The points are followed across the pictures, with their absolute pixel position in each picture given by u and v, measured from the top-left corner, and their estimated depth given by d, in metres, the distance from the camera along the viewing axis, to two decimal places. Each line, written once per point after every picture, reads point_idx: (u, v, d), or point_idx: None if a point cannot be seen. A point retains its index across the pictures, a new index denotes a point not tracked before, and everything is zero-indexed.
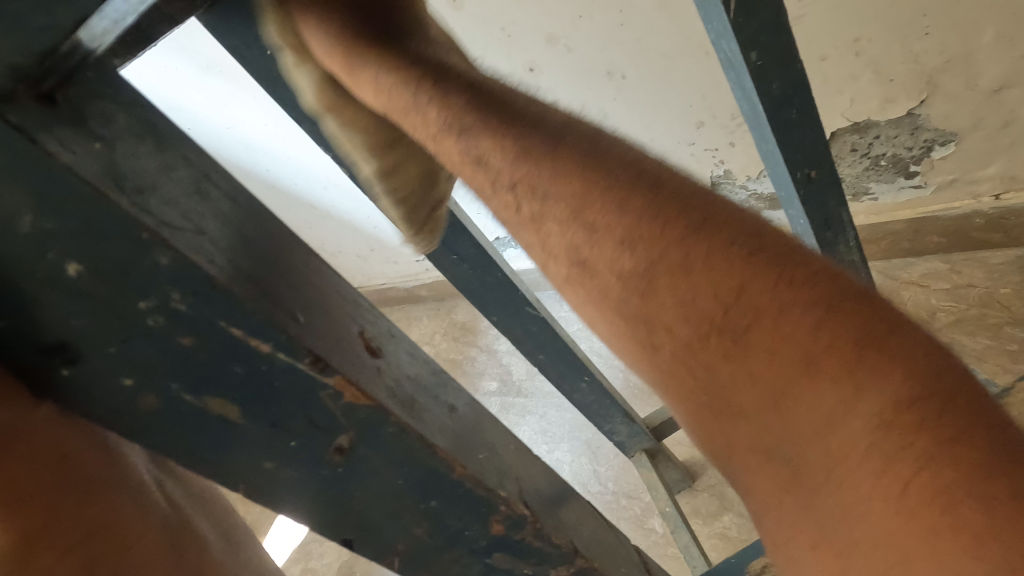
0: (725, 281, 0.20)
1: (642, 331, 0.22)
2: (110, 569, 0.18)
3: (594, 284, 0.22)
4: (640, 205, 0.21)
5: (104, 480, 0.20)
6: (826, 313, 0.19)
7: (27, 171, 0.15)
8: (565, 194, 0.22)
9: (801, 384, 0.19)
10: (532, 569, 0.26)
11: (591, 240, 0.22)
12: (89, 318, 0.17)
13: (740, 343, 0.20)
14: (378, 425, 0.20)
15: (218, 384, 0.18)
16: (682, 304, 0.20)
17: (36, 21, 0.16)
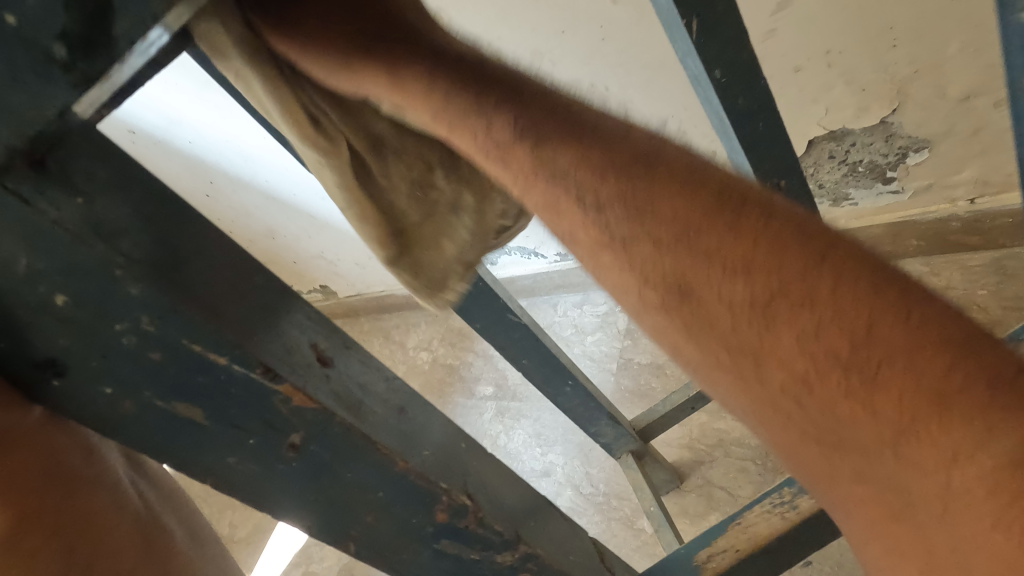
0: (849, 306, 0.18)
1: (743, 360, 0.20)
2: (88, 552, 0.22)
3: (690, 311, 0.21)
4: (739, 229, 0.20)
5: (84, 475, 0.23)
6: (960, 350, 0.17)
7: (19, 224, 0.17)
8: (656, 212, 0.21)
9: (926, 415, 0.17)
10: (478, 553, 0.30)
11: (687, 260, 0.21)
12: (71, 339, 0.18)
13: (863, 374, 0.18)
14: (325, 424, 0.23)
15: (186, 392, 0.20)
16: (794, 330, 0.19)
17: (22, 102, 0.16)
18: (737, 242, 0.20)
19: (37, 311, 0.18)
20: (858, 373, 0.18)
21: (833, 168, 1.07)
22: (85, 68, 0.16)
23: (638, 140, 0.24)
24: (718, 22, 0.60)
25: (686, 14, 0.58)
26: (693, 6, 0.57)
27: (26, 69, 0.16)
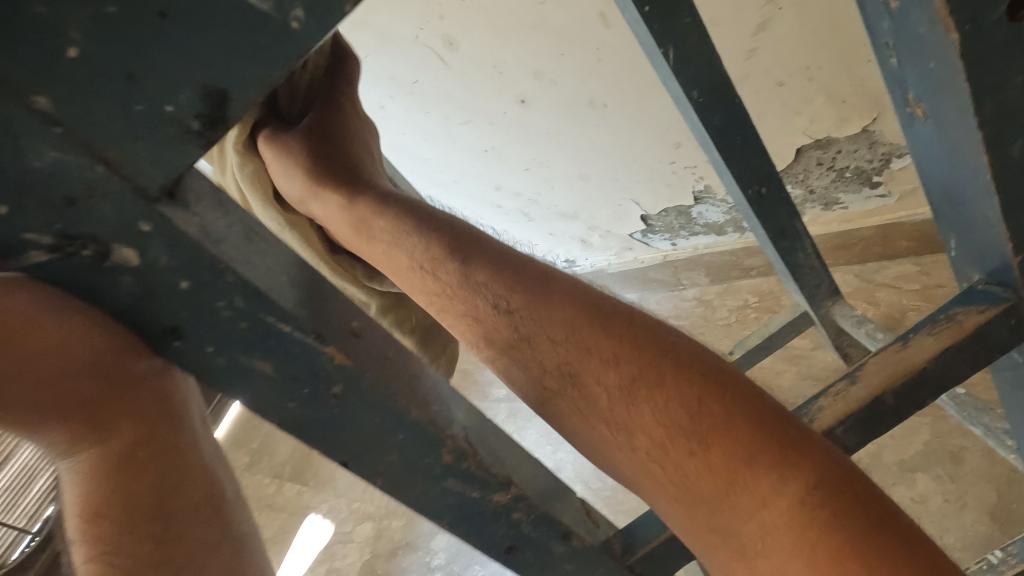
0: (691, 395, 0.33)
1: (627, 430, 0.35)
2: (169, 478, 0.30)
3: (589, 395, 0.36)
4: (627, 341, 0.36)
5: (179, 421, 0.30)
6: (754, 422, 0.32)
7: (159, 235, 0.24)
8: (569, 327, 0.37)
9: (740, 467, 0.31)
10: (478, 492, 0.37)
11: (591, 363, 0.36)
12: (187, 311, 0.26)
13: (702, 441, 0.32)
14: (357, 379, 0.30)
15: (261, 351, 0.28)
16: (658, 411, 0.34)
17: (167, 158, 0.23)
18: (628, 361, 0.35)
19: (167, 292, 0.25)
20: (688, 435, 0.33)
21: (821, 174, 1.14)
22: (211, 136, 0.23)
23: (545, 273, 0.40)
24: (692, 50, 0.68)
25: (662, 45, 0.66)
26: (668, 38, 0.66)
27: (173, 137, 0.23)
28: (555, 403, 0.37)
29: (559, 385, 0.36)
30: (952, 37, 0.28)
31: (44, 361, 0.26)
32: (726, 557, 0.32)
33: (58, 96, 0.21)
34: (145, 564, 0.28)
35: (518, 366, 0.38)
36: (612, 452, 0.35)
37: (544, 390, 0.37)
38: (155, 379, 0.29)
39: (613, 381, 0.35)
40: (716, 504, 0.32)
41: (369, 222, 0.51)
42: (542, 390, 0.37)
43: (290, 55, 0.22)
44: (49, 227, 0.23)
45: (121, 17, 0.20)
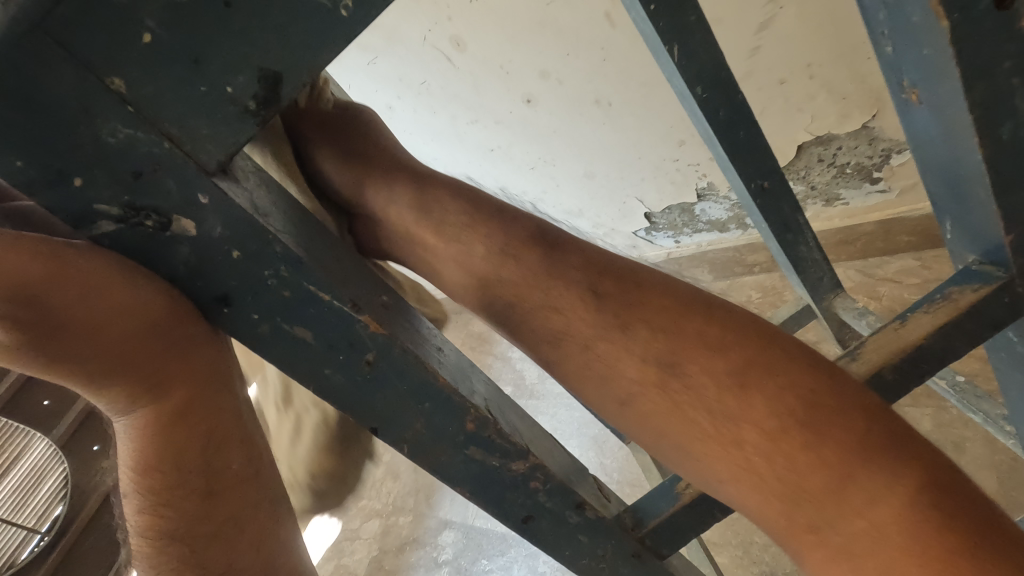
0: (803, 389, 0.33)
1: (730, 424, 0.34)
2: (216, 443, 0.31)
3: (692, 386, 0.35)
4: (736, 334, 0.35)
5: (224, 385, 0.31)
6: (867, 419, 0.32)
7: (213, 207, 0.26)
8: (673, 317, 0.36)
9: (856, 462, 0.31)
10: (498, 461, 0.39)
11: (696, 355, 0.35)
12: (237, 280, 0.28)
13: (815, 437, 0.32)
14: (388, 347, 0.33)
15: (302, 319, 0.30)
16: (769, 404, 0.33)
17: (227, 136, 0.25)
18: (736, 350, 0.35)
19: (220, 262, 0.28)
20: (802, 430, 0.32)
21: (823, 170, 1.16)
22: (265, 115, 0.25)
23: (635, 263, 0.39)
24: (696, 47, 0.70)
25: (668, 41, 0.68)
26: (674, 35, 0.68)
27: (233, 116, 0.25)
28: (646, 398, 0.36)
29: (657, 376, 0.35)
30: (943, 24, 0.30)
31: (101, 326, 0.26)
32: (820, 553, 0.33)
33: (131, 78, 0.23)
34: (195, 518, 0.31)
35: (614, 359, 0.37)
36: (707, 448, 0.34)
37: (631, 382, 0.36)
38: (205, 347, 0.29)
39: (719, 369, 0.34)
40: (823, 501, 0.32)
41: (451, 224, 0.42)
42: (633, 381, 0.36)
43: (339, 40, 0.25)
44: (117, 199, 0.25)
45: (192, 5, 0.23)
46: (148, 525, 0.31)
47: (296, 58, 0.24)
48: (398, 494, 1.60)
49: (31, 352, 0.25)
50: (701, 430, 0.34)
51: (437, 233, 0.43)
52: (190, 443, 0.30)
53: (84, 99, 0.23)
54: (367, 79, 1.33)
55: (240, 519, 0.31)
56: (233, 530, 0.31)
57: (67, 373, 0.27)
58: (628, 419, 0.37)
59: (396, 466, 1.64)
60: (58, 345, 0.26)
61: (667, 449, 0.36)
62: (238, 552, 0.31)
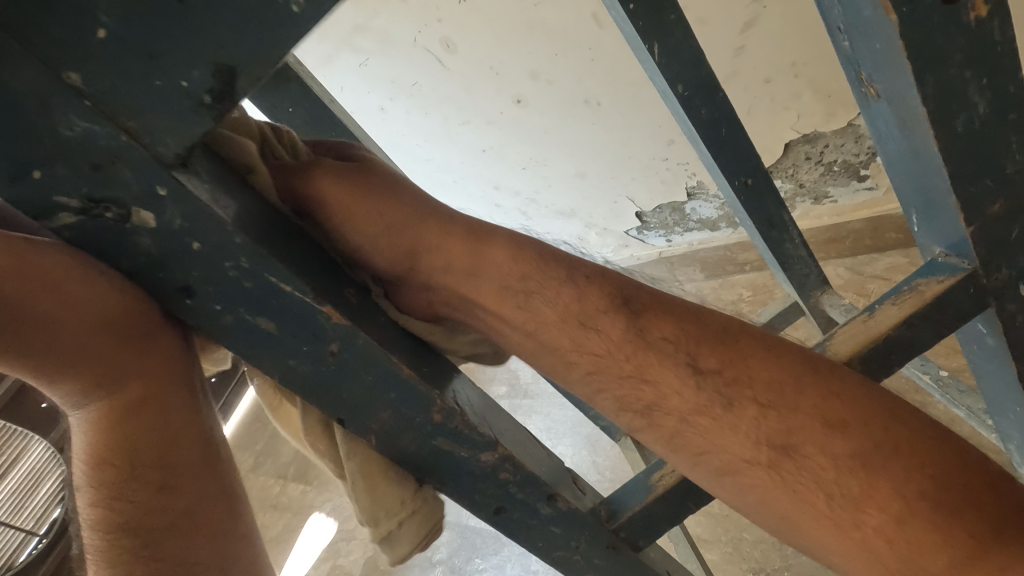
0: (928, 467, 0.31)
1: (847, 504, 0.32)
2: (174, 435, 0.31)
3: (807, 467, 0.33)
4: (855, 405, 0.33)
5: (183, 379, 0.32)
6: (992, 495, 0.31)
7: (172, 199, 0.27)
8: (788, 389, 0.34)
9: (991, 542, 0.30)
10: (466, 451, 0.40)
11: (813, 432, 0.33)
12: (199, 271, 0.29)
13: (942, 517, 0.31)
14: (352, 338, 0.33)
15: (264, 310, 0.31)
16: (892, 484, 0.31)
17: (185, 129, 0.26)
18: (855, 428, 0.32)
19: (181, 253, 0.28)
20: (927, 509, 0.31)
21: (810, 168, 1.17)
22: (222, 109, 0.26)
23: (735, 324, 0.36)
24: (676, 45, 0.71)
25: (647, 40, 0.69)
26: (653, 33, 0.69)
27: (189, 110, 0.26)
28: (751, 474, 0.34)
29: (766, 456, 0.33)
30: (891, 18, 0.31)
31: (58, 319, 0.27)
32: None
33: (88, 72, 0.24)
34: (151, 511, 0.31)
35: (720, 435, 0.34)
36: (818, 523, 0.33)
37: (739, 459, 0.34)
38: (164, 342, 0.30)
39: (838, 451, 0.32)
40: None
41: (528, 288, 0.39)
42: (740, 458, 0.34)
43: (292, 36, 0.25)
44: (77, 191, 0.26)
45: (144, 3, 0.23)
46: (102, 519, 0.31)
47: (250, 54, 0.25)
48: None
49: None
50: (818, 511, 0.32)
51: (512, 299, 0.39)
52: (148, 438, 0.31)
53: (41, 93, 0.24)
54: (359, 81, 1.33)
55: (196, 514, 0.32)
56: (188, 524, 0.32)
57: (25, 364, 0.28)
58: (723, 487, 0.35)
59: None
60: (13, 337, 0.26)
61: (768, 518, 0.35)
62: (194, 547, 0.32)
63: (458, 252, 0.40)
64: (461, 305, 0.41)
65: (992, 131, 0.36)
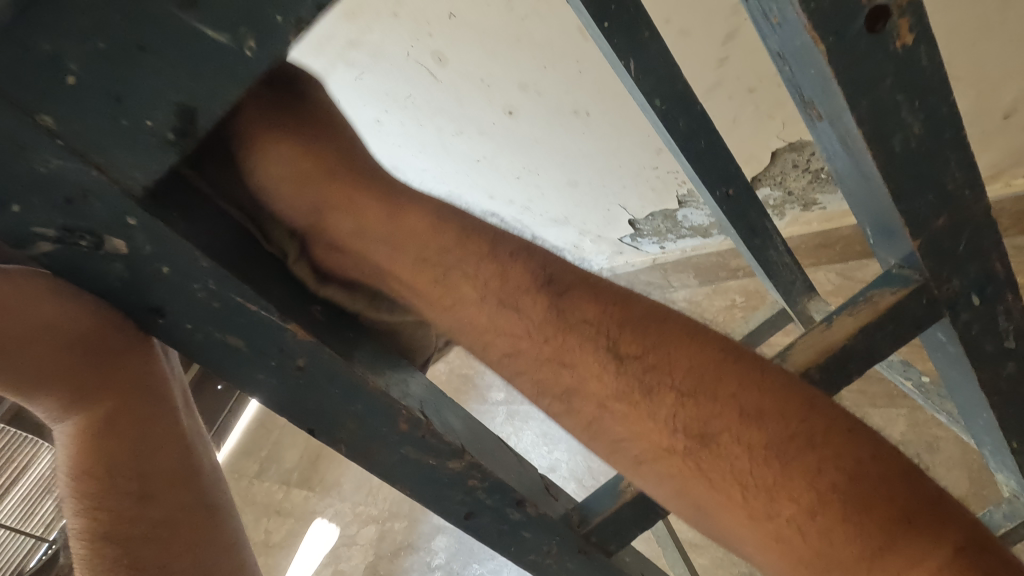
0: (841, 456, 0.31)
1: (763, 496, 0.31)
2: (151, 445, 0.34)
3: (724, 455, 0.31)
4: (772, 396, 0.32)
5: (158, 393, 0.35)
6: (902, 483, 0.30)
7: (142, 228, 0.29)
8: (710, 376, 0.32)
9: (898, 535, 0.30)
10: (434, 460, 0.42)
11: (731, 421, 0.31)
12: (167, 292, 0.31)
13: (856, 509, 0.30)
14: (318, 353, 0.35)
15: (230, 326, 0.33)
16: (808, 475, 0.30)
17: (152, 164, 0.28)
18: (774, 419, 0.31)
19: (151, 277, 0.30)
20: (838, 500, 0.30)
21: (798, 176, 1.18)
22: (185, 143, 0.28)
23: (656, 305, 0.34)
24: (653, 61, 0.73)
25: (623, 57, 0.71)
26: (629, 49, 0.71)
27: (154, 146, 0.28)
28: (671, 462, 0.32)
29: (684, 444, 0.32)
30: (819, 49, 0.33)
31: (32, 337, 0.30)
32: None
33: (60, 115, 0.26)
34: (128, 520, 0.33)
35: (638, 422, 0.33)
36: (735, 516, 0.32)
37: (659, 447, 0.33)
38: (137, 356, 0.33)
39: (755, 441, 0.31)
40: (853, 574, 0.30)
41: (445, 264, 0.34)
42: (658, 446, 0.33)
43: (246, 76, 0.27)
44: (53, 222, 0.28)
45: (109, 53, 0.25)
46: (83, 528, 0.33)
47: (210, 95, 0.27)
48: (394, 500, 1.61)
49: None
50: (732, 502, 0.31)
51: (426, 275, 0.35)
52: (120, 446, 0.33)
53: (20, 138, 0.26)
54: (354, 94, 1.37)
55: (173, 521, 0.34)
56: (168, 532, 0.34)
57: (6, 377, 0.31)
58: (645, 479, 0.34)
59: None
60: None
61: (685, 509, 0.34)
62: (171, 555, 0.33)
63: (381, 226, 0.35)
64: (381, 279, 0.37)
65: (929, 150, 0.38)
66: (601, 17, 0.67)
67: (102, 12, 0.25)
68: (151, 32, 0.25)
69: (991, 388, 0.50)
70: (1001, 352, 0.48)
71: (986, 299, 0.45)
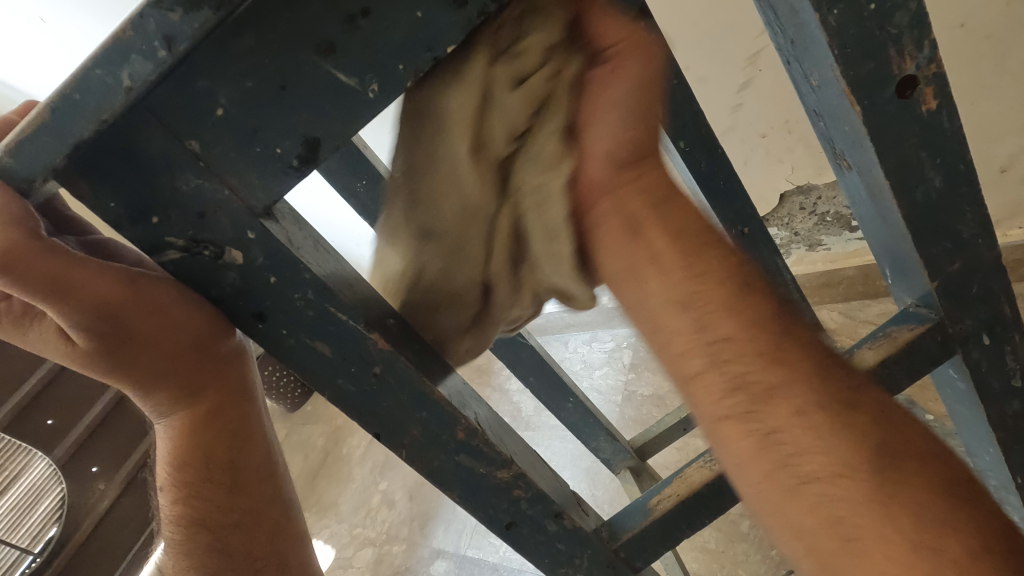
0: (1001, 522, 0.31)
1: (936, 534, 0.30)
2: (239, 443, 0.39)
3: (905, 477, 0.31)
4: (943, 450, 0.33)
5: (246, 393, 0.39)
6: None
7: (257, 241, 0.32)
8: (896, 413, 0.34)
9: None
10: (485, 469, 0.44)
11: (916, 453, 0.32)
12: (269, 300, 0.34)
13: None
14: (393, 360, 0.38)
15: (320, 332, 0.36)
16: (978, 527, 0.30)
17: (274, 185, 0.32)
18: (943, 466, 0.32)
19: (260, 285, 0.34)
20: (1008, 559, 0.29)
21: (805, 218, 1.24)
22: (307, 168, 0.32)
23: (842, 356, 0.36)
24: (679, 107, 0.78)
25: None
26: None
27: (279, 169, 0.32)
28: (844, 479, 0.31)
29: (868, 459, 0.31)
30: (856, 109, 0.37)
31: (155, 347, 0.33)
32: None
33: (205, 141, 0.30)
34: (221, 507, 0.40)
35: (828, 437, 0.31)
36: (899, 555, 0.29)
37: (837, 460, 0.31)
38: (235, 363, 0.38)
39: (931, 480, 0.31)
40: None
41: (700, 250, 0.34)
42: (836, 458, 0.31)
43: (366, 114, 0.31)
44: (184, 233, 0.31)
45: (255, 88, 0.29)
46: (181, 508, 0.40)
47: (332, 128, 0.31)
48: (393, 523, 1.60)
49: (99, 355, 0.32)
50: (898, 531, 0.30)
51: (681, 248, 0.34)
52: (220, 444, 0.38)
53: (168, 160, 0.30)
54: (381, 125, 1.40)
55: (256, 508, 0.42)
56: (250, 516, 0.42)
57: (131, 379, 0.34)
58: (795, 500, 0.31)
59: (392, 493, 1.67)
60: (124, 353, 0.32)
61: (832, 545, 0.30)
62: (254, 538, 0.42)
63: (660, 190, 0.35)
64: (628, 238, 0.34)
65: (946, 201, 0.42)
66: None
67: (253, 56, 0.28)
68: (292, 75, 0.29)
69: (999, 425, 0.53)
70: (1008, 390, 0.52)
71: (994, 339, 0.49)
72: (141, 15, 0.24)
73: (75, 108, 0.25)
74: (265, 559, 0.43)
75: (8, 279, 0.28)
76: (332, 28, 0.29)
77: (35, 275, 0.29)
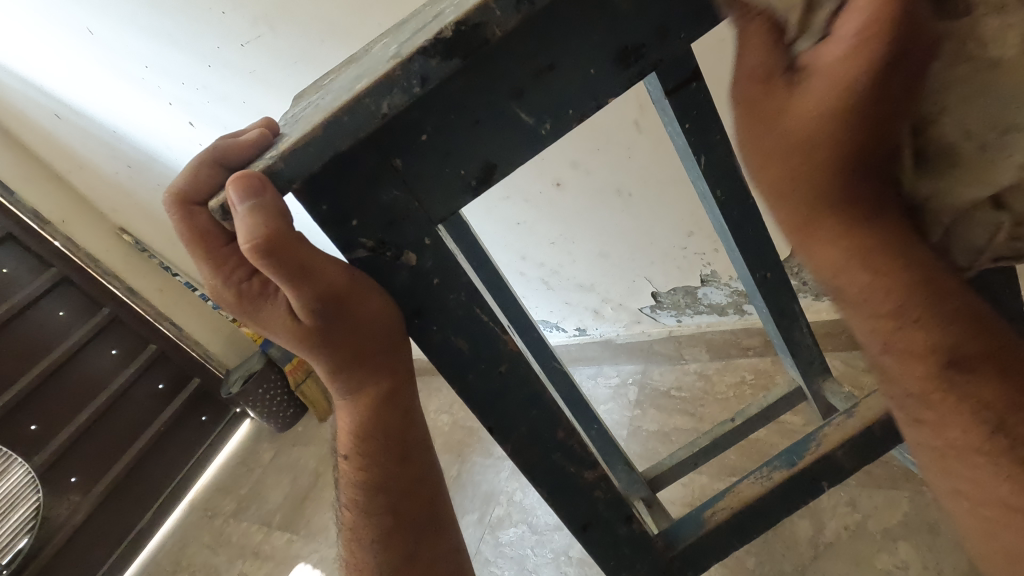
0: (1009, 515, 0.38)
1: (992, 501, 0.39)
2: (406, 420, 0.46)
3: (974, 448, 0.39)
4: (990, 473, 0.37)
5: (409, 376, 0.45)
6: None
7: (432, 246, 0.38)
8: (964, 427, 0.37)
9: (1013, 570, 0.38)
10: (575, 468, 0.49)
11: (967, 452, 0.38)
12: (429, 299, 0.40)
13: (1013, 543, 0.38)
14: (517, 359, 0.43)
15: (462, 331, 0.41)
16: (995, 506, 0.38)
17: (453, 200, 0.38)
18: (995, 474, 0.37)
19: (425, 285, 0.39)
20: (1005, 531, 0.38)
21: None
22: (481, 188, 0.38)
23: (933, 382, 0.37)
24: (719, 158, 0.83)
25: (697, 153, 0.81)
26: (701, 147, 0.81)
27: (460, 188, 0.38)
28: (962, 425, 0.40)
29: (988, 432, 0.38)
30: None
31: (361, 328, 0.39)
32: None
33: (408, 160, 0.36)
34: (391, 472, 0.47)
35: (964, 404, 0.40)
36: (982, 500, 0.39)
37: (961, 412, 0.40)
38: (407, 351, 0.43)
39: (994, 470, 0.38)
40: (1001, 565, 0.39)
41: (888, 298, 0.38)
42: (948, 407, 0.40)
43: (536, 146, 0.38)
44: (375, 235, 0.37)
45: (457, 121, 0.35)
46: (359, 469, 0.47)
47: (506, 157, 0.37)
48: None
49: (318, 330, 0.39)
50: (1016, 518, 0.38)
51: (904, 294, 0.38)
52: (393, 419, 0.45)
53: (380, 174, 0.35)
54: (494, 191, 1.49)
55: (416, 475, 0.49)
56: (412, 481, 0.49)
57: (336, 354, 0.41)
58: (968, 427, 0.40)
59: None
60: (340, 331, 0.39)
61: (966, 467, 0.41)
62: (414, 500, 0.49)
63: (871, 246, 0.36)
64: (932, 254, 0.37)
65: None
66: (684, 119, 0.77)
67: (461, 94, 0.34)
68: (485, 112, 0.35)
69: None
70: None
71: None
72: (410, 59, 0.30)
73: (339, 127, 0.31)
74: (423, 518, 0.50)
75: (271, 267, 0.35)
76: (524, 76, 0.35)
77: (288, 262, 0.35)
